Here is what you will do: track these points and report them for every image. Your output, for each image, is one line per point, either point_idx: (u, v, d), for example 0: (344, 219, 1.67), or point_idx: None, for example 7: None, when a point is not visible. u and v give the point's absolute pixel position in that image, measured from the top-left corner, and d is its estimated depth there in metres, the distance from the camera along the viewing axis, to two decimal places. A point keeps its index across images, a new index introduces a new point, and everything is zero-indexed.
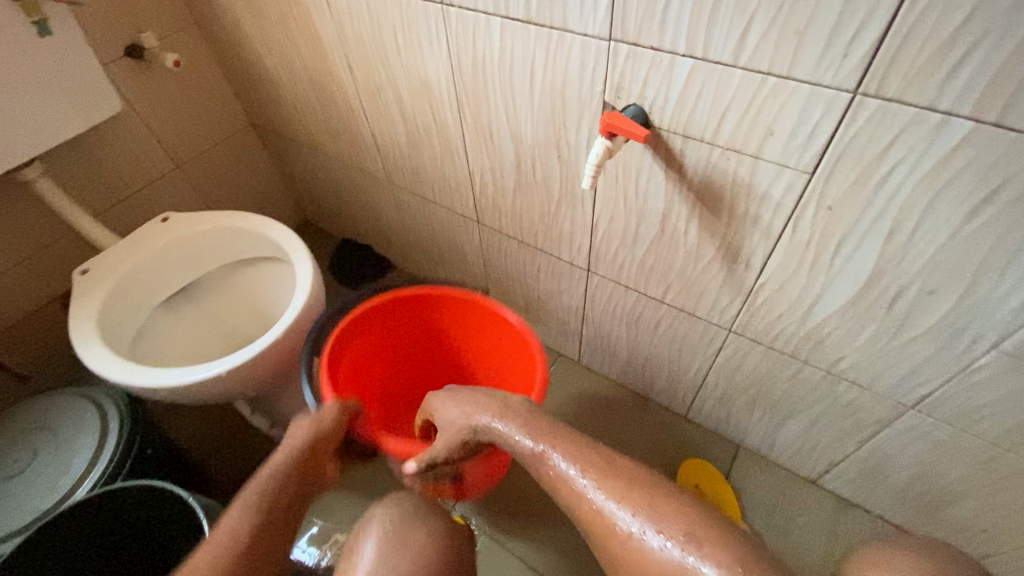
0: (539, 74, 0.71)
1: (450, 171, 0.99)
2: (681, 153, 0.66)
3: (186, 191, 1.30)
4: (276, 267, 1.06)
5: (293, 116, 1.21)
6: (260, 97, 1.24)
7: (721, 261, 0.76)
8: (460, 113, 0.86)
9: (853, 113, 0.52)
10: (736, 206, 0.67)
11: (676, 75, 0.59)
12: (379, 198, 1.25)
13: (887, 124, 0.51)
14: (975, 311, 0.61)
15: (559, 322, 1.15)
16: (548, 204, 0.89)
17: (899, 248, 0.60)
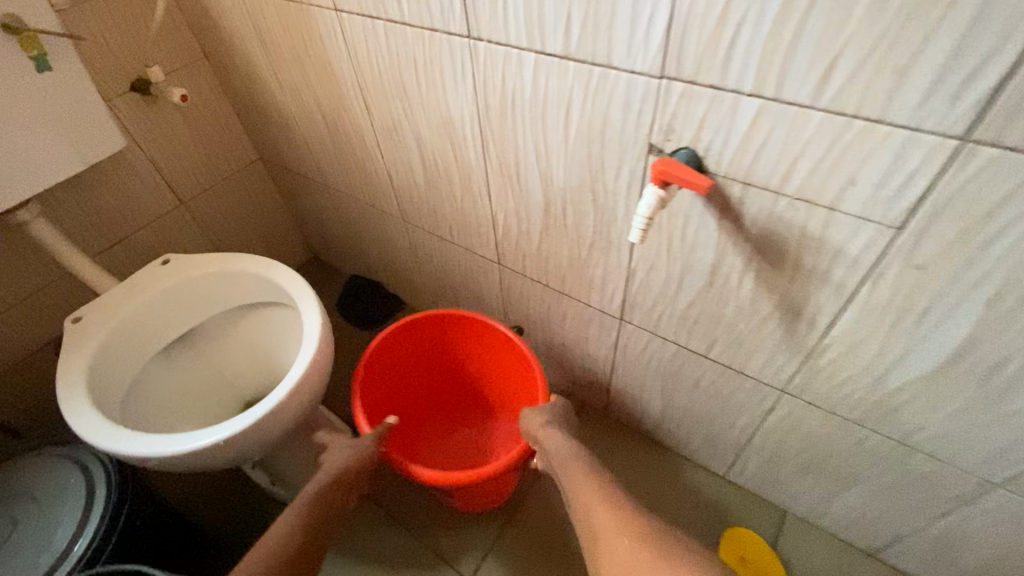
0: (576, 113, 0.64)
1: (471, 213, 0.93)
2: (740, 201, 0.59)
3: (191, 228, 1.24)
4: (281, 312, 0.99)
5: (304, 151, 1.15)
6: (270, 132, 1.18)
7: (779, 318, 0.67)
8: (485, 153, 0.79)
9: (960, 163, 0.45)
10: (802, 260, 0.59)
11: (740, 117, 0.52)
12: (391, 236, 1.18)
13: (1003, 178, 0.43)
14: None
15: (584, 370, 1.07)
16: (579, 250, 0.81)
17: (1006, 315, 0.51)
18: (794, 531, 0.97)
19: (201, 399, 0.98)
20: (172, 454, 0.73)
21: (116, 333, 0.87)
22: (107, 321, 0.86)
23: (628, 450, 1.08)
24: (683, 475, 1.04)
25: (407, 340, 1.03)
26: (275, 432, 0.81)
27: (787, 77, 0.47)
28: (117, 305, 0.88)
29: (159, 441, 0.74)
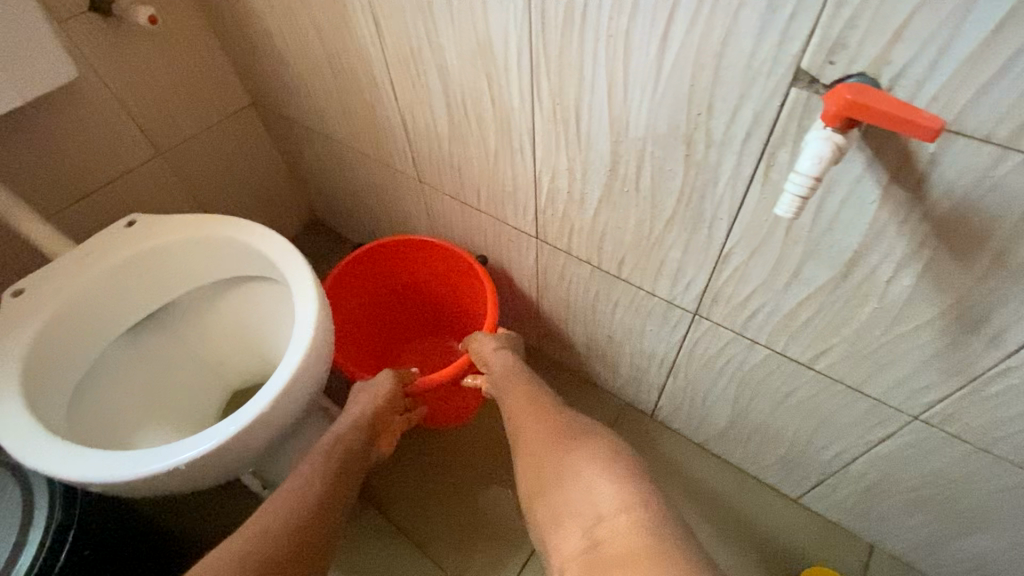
0: (680, 28, 0.44)
1: (506, 172, 0.73)
2: (932, 160, 0.39)
3: (171, 184, 1.06)
4: (272, 289, 0.82)
5: (302, 93, 0.96)
6: (262, 69, 0.98)
7: (941, 327, 0.49)
8: (534, 91, 0.59)
9: None
10: (1016, 250, 0.40)
11: (977, 21, 0.33)
12: (404, 200, 0.99)
13: None
14: None
15: (631, 369, 0.89)
16: (652, 225, 0.62)
17: None
18: (883, 571, 0.80)
19: (176, 390, 0.83)
20: (128, 479, 0.57)
21: (65, 313, 0.69)
22: (52, 299, 0.68)
23: (688, 467, 0.90)
24: (753, 501, 0.87)
25: (365, 275, 0.97)
26: (260, 445, 0.64)
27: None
28: (62, 281, 0.70)
29: (113, 460, 0.58)
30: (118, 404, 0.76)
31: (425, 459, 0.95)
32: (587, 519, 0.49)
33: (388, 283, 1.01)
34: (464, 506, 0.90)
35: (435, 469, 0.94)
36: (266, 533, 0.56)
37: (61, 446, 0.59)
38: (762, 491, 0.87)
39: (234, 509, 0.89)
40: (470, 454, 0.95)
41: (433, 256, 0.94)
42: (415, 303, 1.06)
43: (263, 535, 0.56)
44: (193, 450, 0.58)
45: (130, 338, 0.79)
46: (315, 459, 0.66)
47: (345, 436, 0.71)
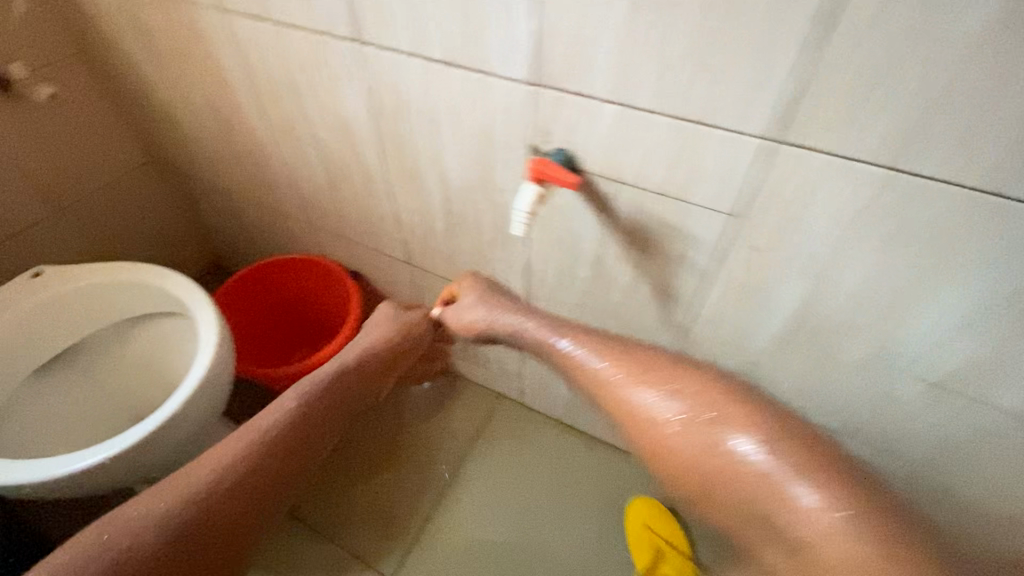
0: (464, 116, 0.68)
1: (376, 213, 0.94)
2: (610, 197, 0.65)
3: (66, 236, 1.14)
4: (177, 324, 0.94)
5: (198, 154, 1.10)
6: (162, 134, 1.12)
7: (654, 301, 0.75)
8: (385, 153, 0.81)
9: (775, 160, 0.53)
10: (665, 247, 0.67)
11: (597, 121, 0.59)
12: (297, 238, 1.15)
13: (809, 171, 0.52)
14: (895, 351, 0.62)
15: (498, 363, 1.11)
16: (479, 243, 0.85)
17: (825, 285, 0.60)
18: None
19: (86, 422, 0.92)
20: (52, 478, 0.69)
21: None
22: None
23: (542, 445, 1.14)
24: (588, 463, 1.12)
25: (247, 293, 1.13)
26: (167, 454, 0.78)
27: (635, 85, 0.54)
28: None
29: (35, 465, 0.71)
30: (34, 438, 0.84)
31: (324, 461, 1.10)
32: (742, 478, 0.37)
33: (270, 295, 1.17)
34: (354, 499, 1.06)
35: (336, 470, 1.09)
36: (273, 439, 0.56)
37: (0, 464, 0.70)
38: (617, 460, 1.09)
39: None
40: (366, 453, 1.11)
41: (306, 271, 1.13)
42: (303, 316, 1.22)
43: (258, 455, 0.55)
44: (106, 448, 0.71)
45: (38, 378, 0.88)
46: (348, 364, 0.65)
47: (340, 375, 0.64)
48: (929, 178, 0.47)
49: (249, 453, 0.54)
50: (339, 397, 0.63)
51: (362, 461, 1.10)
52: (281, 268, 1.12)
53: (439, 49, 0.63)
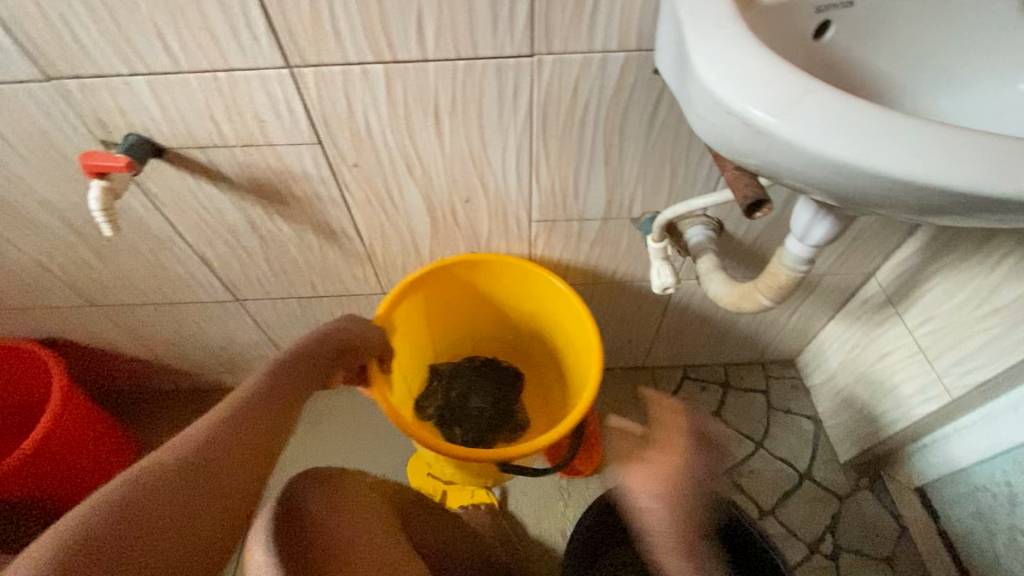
0: (224, 115, 0.63)
1: (18, 258, 0.83)
2: (365, 129, 0.65)
3: None
4: (153, 321, 0.99)
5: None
6: None
7: (381, 206, 0.76)
8: (27, 118, 0.63)
9: (556, 62, 0.59)
10: (385, 174, 0.71)
11: (302, 87, 0.60)
12: (119, 343, 1.05)
13: (595, 77, 0.60)
14: (646, 187, 0.75)
15: (185, 336, 1.04)
16: (185, 279, 0.88)
17: (503, 173, 0.72)
18: None
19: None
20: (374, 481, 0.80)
21: None
22: None
23: None
24: None
25: None
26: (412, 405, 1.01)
27: (560, 122, 0.65)
28: None
29: None
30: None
31: None
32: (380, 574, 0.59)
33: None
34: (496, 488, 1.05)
35: None
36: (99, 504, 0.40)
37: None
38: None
39: None
40: None
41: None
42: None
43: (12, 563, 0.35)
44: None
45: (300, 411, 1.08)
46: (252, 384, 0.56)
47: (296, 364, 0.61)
48: (597, 56, 0.58)
49: (80, 515, 0.38)
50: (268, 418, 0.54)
51: None
52: None
53: (355, 63, 0.58)
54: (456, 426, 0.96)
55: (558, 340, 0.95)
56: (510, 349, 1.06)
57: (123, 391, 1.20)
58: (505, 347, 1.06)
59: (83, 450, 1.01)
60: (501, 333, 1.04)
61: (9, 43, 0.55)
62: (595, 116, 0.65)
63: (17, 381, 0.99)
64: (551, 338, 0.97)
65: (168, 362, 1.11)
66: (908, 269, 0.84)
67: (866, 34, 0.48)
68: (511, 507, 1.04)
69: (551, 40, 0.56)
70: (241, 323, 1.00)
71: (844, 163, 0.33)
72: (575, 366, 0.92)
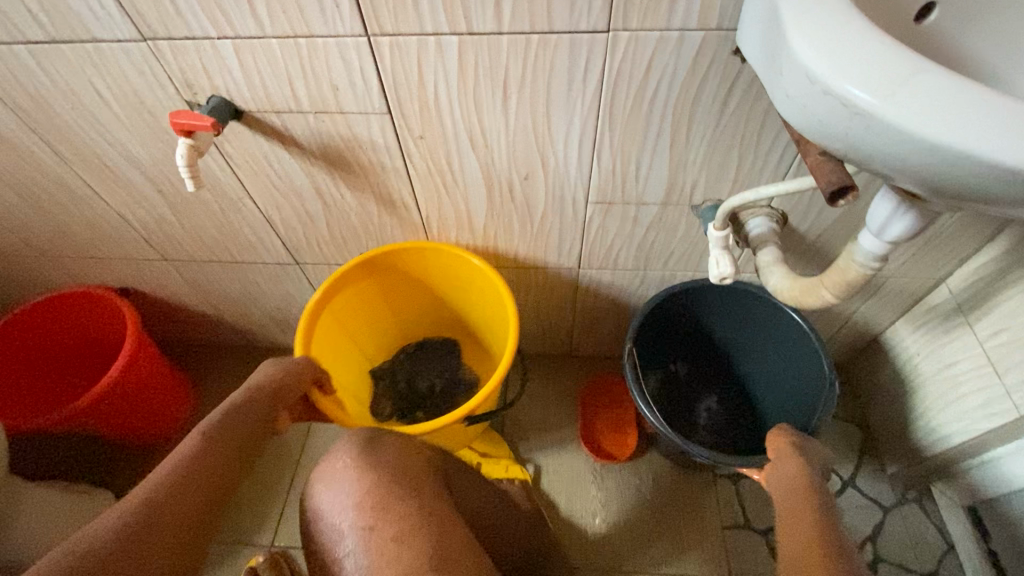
0: (301, 82, 0.65)
1: (103, 210, 0.89)
2: (434, 100, 0.66)
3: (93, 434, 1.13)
4: (220, 279, 1.05)
5: (79, 221, 0.92)
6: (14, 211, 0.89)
7: (441, 179, 0.78)
8: (122, 76, 0.67)
9: (628, 39, 0.58)
10: (448, 147, 0.72)
11: (377, 56, 0.61)
12: (186, 297, 1.12)
13: (670, 56, 0.59)
14: (708, 173, 0.73)
15: (245, 295, 1.09)
16: (251, 239, 0.93)
17: (563, 151, 0.72)
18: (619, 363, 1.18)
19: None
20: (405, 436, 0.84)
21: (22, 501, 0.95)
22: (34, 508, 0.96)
23: None
24: (545, 409, 1.14)
25: (55, 335, 1.06)
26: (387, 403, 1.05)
27: (628, 101, 0.65)
28: None
29: None
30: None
31: None
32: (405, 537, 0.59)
33: (42, 345, 1.06)
34: (530, 464, 1.07)
35: None
36: None
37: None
38: (539, 397, 1.15)
39: None
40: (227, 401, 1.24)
41: (63, 324, 1.05)
42: (57, 365, 1.09)
43: None
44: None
45: None
46: (202, 429, 0.57)
47: (238, 415, 0.61)
48: (675, 32, 0.57)
49: None
50: (214, 465, 0.54)
51: None
52: (63, 315, 1.04)
53: (431, 33, 0.59)
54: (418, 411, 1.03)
55: (464, 295, 0.99)
56: (432, 325, 1.10)
57: (186, 342, 1.28)
58: (428, 327, 1.10)
59: (147, 393, 1.08)
60: (417, 317, 1.08)
61: (111, 3, 0.58)
62: (664, 98, 0.64)
63: (93, 325, 1.07)
64: (455, 296, 1.01)
65: (229, 319, 1.18)
66: (985, 276, 0.80)
67: (971, 20, 0.45)
68: (543, 485, 1.05)
69: (629, 17, 0.56)
70: (299, 285, 1.04)
71: (950, 149, 0.31)
72: (494, 318, 0.97)
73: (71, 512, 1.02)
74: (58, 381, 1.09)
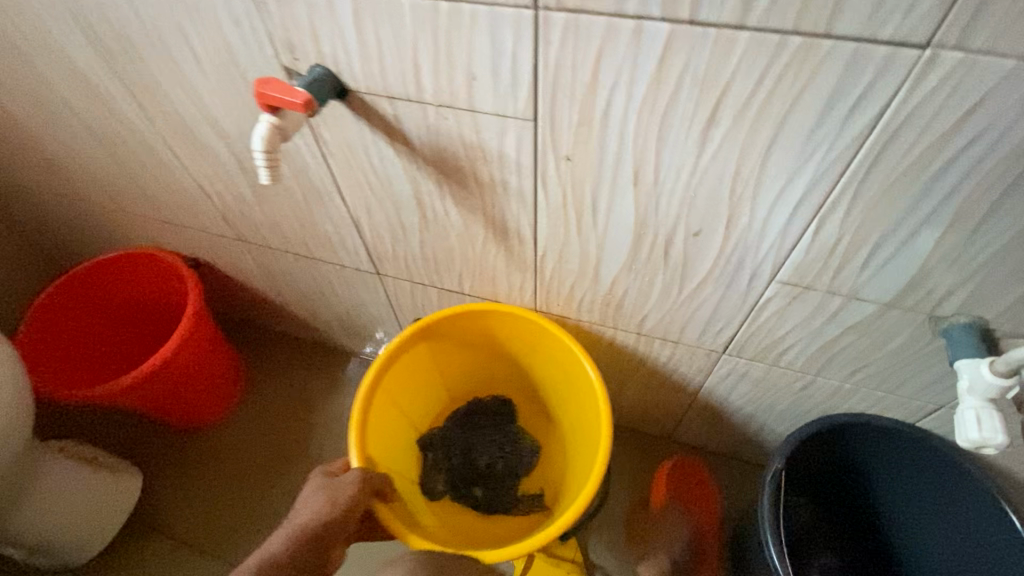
0: (429, 65, 0.48)
1: (181, 176, 0.79)
2: (602, 115, 0.47)
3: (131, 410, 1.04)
4: (294, 272, 0.93)
5: (157, 183, 0.83)
6: (98, 157, 0.82)
7: (576, 218, 0.59)
8: (214, 27, 0.53)
9: (948, 65, 0.36)
10: (601, 179, 0.53)
11: (540, 42, 0.43)
12: (256, 283, 1.01)
13: (1016, 98, 0.37)
14: (980, 278, 0.49)
15: (317, 293, 0.97)
16: (334, 238, 0.79)
17: (764, 211, 0.51)
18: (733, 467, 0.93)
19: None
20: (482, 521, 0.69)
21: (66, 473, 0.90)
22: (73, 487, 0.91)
23: None
24: (630, 503, 0.92)
25: (120, 292, 0.98)
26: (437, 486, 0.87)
27: (904, 154, 0.42)
28: None
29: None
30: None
31: (261, 414, 1.10)
32: None
33: (107, 302, 0.98)
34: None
35: (302, 420, 1.09)
36: None
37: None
38: (625, 486, 0.93)
39: (265, 455, 1.05)
40: (276, 401, 1.12)
41: (129, 284, 0.97)
42: (114, 326, 1.01)
43: None
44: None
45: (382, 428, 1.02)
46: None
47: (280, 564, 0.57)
48: None
49: None
50: None
51: (300, 417, 1.09)
52: (132, 273, 0.96)
53: (632, 16, 0.39)
54: (476, 489, 0.86)
55: (533, 355, 0.84)
56: (485, 384, 0.93)
57: (250, 327, 1.19)
58: (480, 388, 0.93)
59: (196, 375, 0.98)
60: (468, 375, 0.91)
61: None
62: (966, 159, 0.41)
63: (159, 290, 0.98)
64: (521, 356, 0.86)
65: (297, 313, 1.06)
66: None
67: None
68: None
69: (980, 24, 0.34)
70: (375, 295, 0.90)
71: None
72: (569, 386, 0.81)
73: (102, 503, 0.94)
74: (115, 340, 1.01)
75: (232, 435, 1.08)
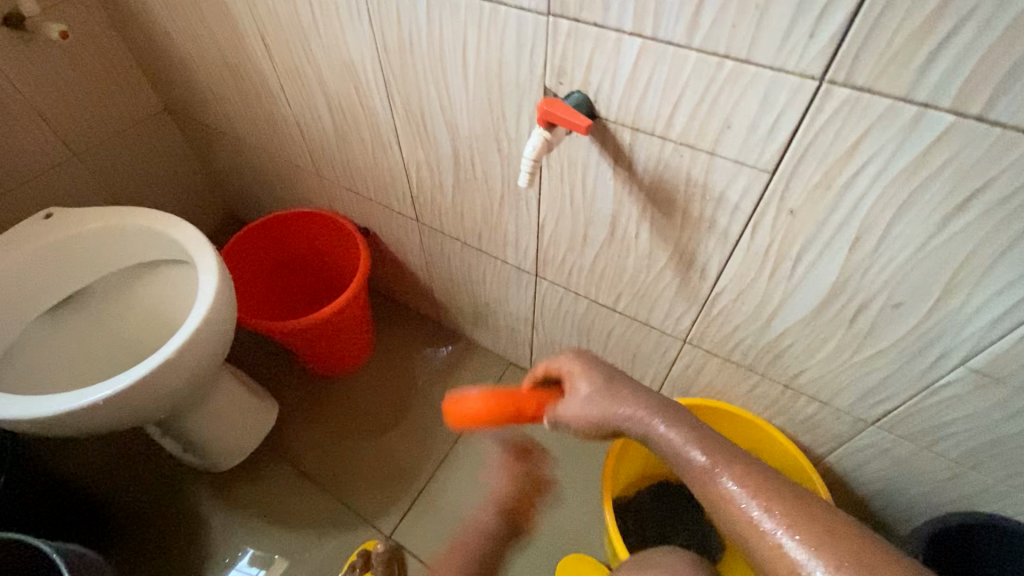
0: (688, 109, 0.54)
1: (390, 155, 0.89)
2: (844, 182, 0.51)
3: None
4: (453, 258, 1.02)
5: (365, 156, 0.94)
6: (321, 125, 0.94)
7: (772, 265, 0.62)
8: (495, 43, 0.62)
9: None
10: (816, 237, 0.57)
11: (812, 109, 0.48)
12: (410, 260, 1.12)
13: None
14: None
15: (465, 281, 1.06)
16: (509, 236, 0.87)
17: (978, 299, 0.52)
18: None
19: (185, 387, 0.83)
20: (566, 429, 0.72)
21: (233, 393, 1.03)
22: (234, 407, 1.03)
23: None
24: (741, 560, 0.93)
25: (300, 244, 1.11)
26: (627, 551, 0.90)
27: None
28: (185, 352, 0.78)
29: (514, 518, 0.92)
30: (185, 346, 0.77)
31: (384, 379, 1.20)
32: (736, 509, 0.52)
33: (287, 249, 1.12)
34: None
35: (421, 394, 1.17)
36: None
37: (154, 375, 0.75)
38: None
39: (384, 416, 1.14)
40: (399, 370, 1.21)
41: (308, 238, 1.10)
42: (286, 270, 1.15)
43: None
44: (176, 350, 0.76)
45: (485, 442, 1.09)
46: None
47: None
48: None
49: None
50: None
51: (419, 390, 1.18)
52: (314, 231, 1.09)
53: (919, 104, 0.43)
54: None
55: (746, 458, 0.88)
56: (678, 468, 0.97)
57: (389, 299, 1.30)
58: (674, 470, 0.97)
59: (347, 332, 1.09)
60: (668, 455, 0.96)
61: None
62: None
63: (331, 249, 1.11)
64: None
65: (437, 294, 1.16)
66: None
67: None
68: None
69: None
70: (524, 294, 0.97)
71: None
72: None
73: (250, 425, 1.07)
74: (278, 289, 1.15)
75: (357, 391, 1.18)
